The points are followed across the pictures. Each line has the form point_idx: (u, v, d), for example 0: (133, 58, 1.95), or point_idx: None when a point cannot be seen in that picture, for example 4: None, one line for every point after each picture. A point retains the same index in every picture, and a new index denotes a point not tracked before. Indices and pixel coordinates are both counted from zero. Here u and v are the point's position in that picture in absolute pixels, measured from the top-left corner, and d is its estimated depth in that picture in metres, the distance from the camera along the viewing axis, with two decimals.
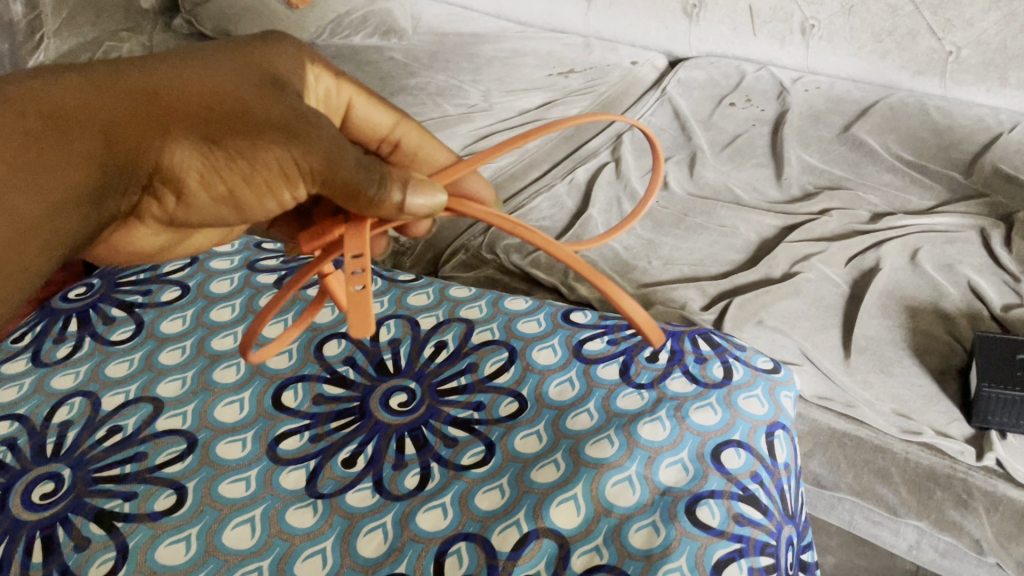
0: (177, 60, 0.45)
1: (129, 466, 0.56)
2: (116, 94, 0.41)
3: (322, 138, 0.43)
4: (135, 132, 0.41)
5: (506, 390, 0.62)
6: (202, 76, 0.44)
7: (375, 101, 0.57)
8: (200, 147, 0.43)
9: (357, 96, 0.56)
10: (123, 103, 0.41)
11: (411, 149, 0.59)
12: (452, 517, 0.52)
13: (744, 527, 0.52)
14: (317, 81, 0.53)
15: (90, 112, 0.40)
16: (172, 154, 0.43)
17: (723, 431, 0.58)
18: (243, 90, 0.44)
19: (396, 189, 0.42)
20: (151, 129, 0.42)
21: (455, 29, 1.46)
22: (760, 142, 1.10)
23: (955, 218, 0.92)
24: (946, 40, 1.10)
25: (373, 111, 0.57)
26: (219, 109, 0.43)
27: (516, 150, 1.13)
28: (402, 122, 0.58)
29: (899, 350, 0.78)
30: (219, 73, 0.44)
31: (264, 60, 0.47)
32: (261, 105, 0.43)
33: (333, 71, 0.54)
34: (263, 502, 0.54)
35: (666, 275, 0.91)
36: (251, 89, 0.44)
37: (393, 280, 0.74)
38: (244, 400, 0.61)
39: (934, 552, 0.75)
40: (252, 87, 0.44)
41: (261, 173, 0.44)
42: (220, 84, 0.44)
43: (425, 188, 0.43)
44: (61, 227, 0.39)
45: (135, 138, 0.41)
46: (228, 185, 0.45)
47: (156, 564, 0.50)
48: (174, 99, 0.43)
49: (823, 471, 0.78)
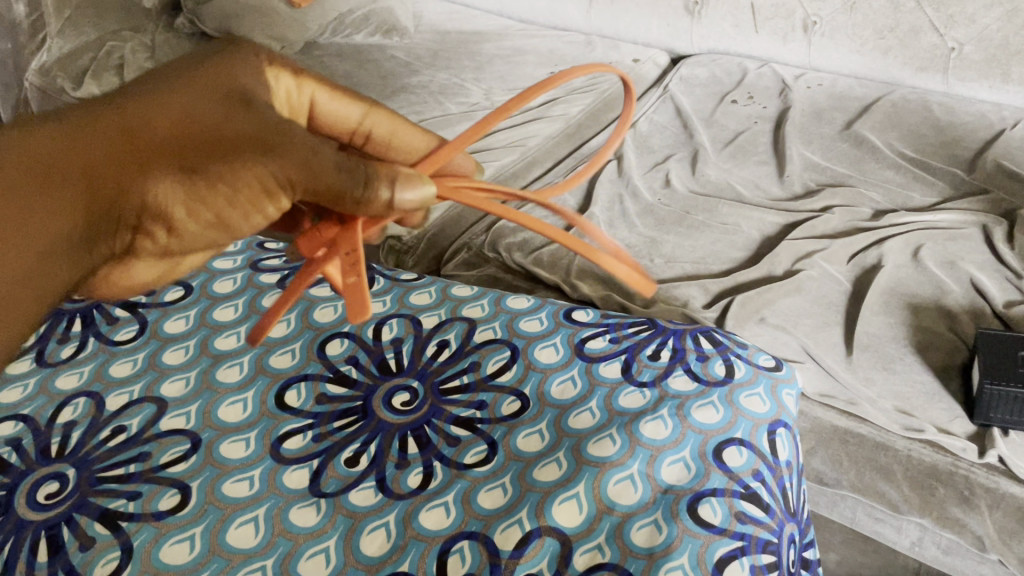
0: (145, 90, 0.43)
1: (133, 466, 0.56)
2: (90, 138, 0.40)
3: (296, 147, 0.41)
4: (112, 176, 0.40)
5: (508, 389, 0.62)
6: (173, 104, 0.42)
7: (339, 94, 0.52)
8: (180, 179, 0.41)
9: (320, 91, 0.51)
10: (99, 146, 0.40)
11: (383, 140, 0.54)
12: (455, 516, 0.53)
13: (747, 525, 0.52)
14: (279, 79, 0.49)
15: (66, 160, 0.40)
16: (154, 191, 0.41)
17: (725, 429, 0.58)
18: (214, 112, 0.42)
19: (383, 185, 0.41)
20: (128, 169, 0.41)
21: (457, 27, 1.46)
22: (761, 139, 1.10)
23: (957, 215, 0.92)
24: (948, 36, 1.10)
25: (338, 105, 0.53)
26: (194, 136, 0.41)
27: (518, 148, 1.13)
28: (370, 112, 0.53)
29: (901, 348, 0.78)
30: (189, 98, 0.43)
31: (231, 75, 0.45)
32: (233, 126, 0.42)
33: (292, 68, 0.50)
34: (267, 501, 0.54)
35: (668, 273, 0.91)
36: (223, 109, 0.43)
37: (395, 279, 0.75)
38: (247, 400, 0.62)
39: (937, 549, 0.75)
40: (222, 107, 0.43)
41: (243, 193, 0.42)
42: (190, 109, 0.42)
43: (413, 180, 0.42)
44: (50, 278, 0.39)
45: (113, 179, 0.40)
46: (214, 213, 0.43)
47: (160, 563, 0.51)
48: (147, 134, 0.41)
49: (825, 468, 0.78)
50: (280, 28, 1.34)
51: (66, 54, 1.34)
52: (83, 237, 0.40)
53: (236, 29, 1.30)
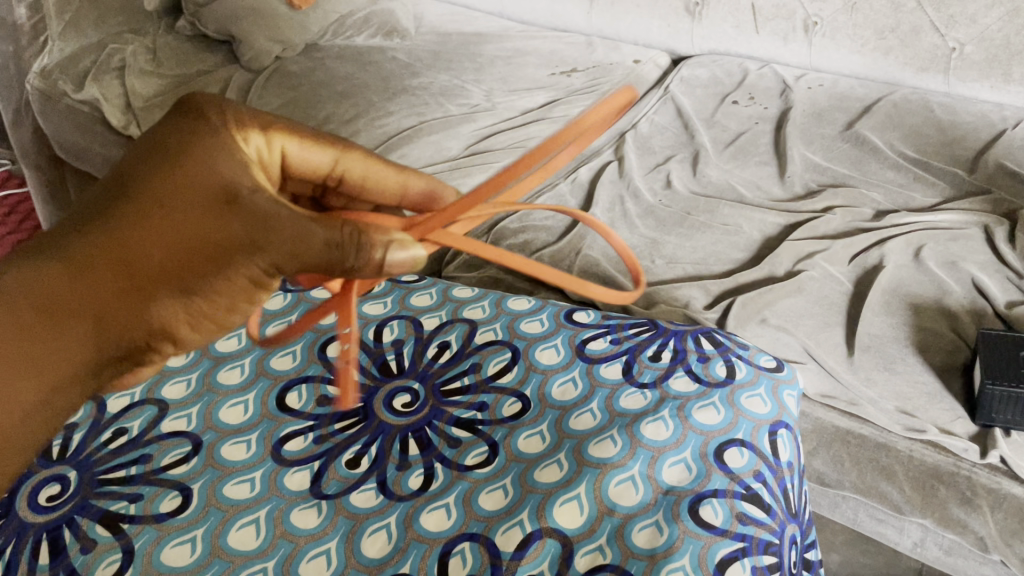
0: (127, 198, 0.41)
1: (134, 468, 0.57)
2: (88, 277, 0.41)
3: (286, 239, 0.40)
4: (116, 309, 0.41)
5: (509, 391, 0.62)
6: (158, 220, 0.41)
7: (310, 142, 0.48)
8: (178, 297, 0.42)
9: (290, 142, 0.48)
10: (96, 282, 0.41)
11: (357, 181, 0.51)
12: (456, 517, 0.53)
13: (747, 526, 0.52)
14: (250, 142, 0.45)
15: (67, 304, 0.40)
16: (158, 316, 0.42)
17: (726, 430, 0.58)
18: (197, 221, 0.41)
19: (377, 248, 0.40)
20: (127, 301, 0.41)
21: (458, 29, 1.47)
22: (762, 140, 1.10)
23: (958, 215, 0.92)
24: (949, 36, 1.09)
25: (311, 154, 0.49)
26: (186, 256, 0.41)
27: (519, 149, 1.12)
28: (344, 154, 0.50)
29: (902, 348, 0.78)
30: (174, 206, 0.41)
31: (204, 157, 0.42)
32: (217, 233, 0.41)
33: (261, 126, 0.46)
34: (267, 503, 0.54)
35: (670, 274, 0.91)
36: (204, 214, 0.41)
37: (396, 280, 0.75)
38: (248, 402, 0.62)
39: (939, 550, 0.76)
40: (204, 210, 0.41)
41: (237, 294, 0.43)
42: (176, 222, 0.41)
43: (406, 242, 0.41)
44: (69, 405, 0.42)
45: (114, 314, 0.41)
46: (218, 318, 0.44)
47: (162, 565, 0.51)
48: (138, 260, 0.41)
49: (827, 469, 0.78)
50: (281, 28, 1.33)
51: (68, 57, 1.32)
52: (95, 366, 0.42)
53: (236, 35, 1.32)
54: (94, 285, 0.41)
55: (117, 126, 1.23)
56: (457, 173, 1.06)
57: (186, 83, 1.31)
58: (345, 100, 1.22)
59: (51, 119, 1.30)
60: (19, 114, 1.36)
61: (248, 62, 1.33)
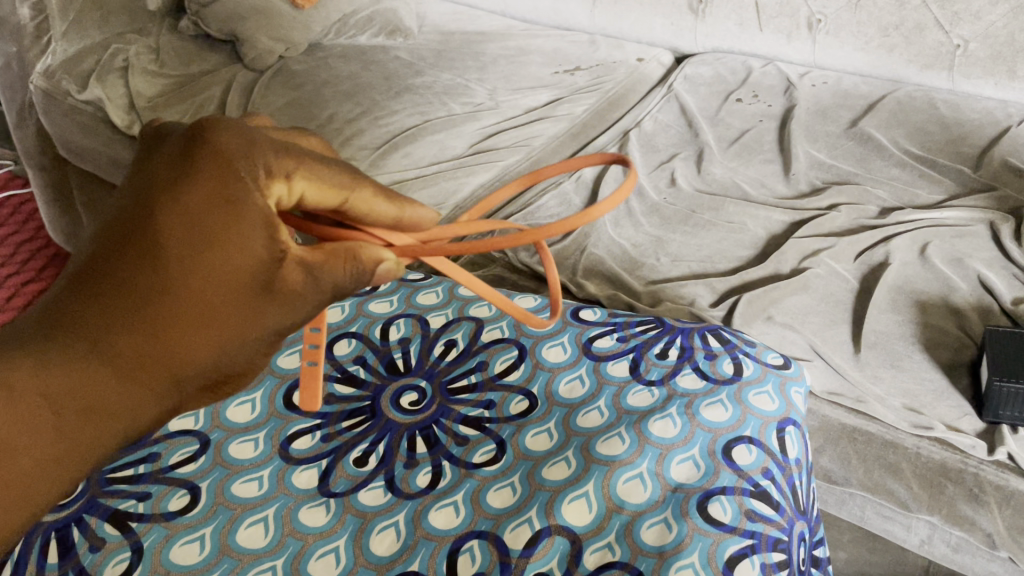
0: (154, 287, 0.36)
1: (142, 467, 0.57)
2: (120, 373, 0.37)
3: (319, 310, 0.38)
4: (141, 401, 0.38)
5: (517, 388, 0.62)
6: (196, 310, 0.37)
7: (324, 173, 0.37)
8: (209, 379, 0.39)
9: (306, 183, 0.37)
10: (128, 378, 0.37)
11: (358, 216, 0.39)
12: (464, 515, 0.53)
13: (756, 523, 0.52)
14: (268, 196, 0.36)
15: (96, 400, 0.37)
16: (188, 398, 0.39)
17: (735, 427, 0.58)
18: (237, 310, 0.37)
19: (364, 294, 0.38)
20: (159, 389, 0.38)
21: (460, 28, 1.47)
22: (767, 137, 1.10)
23: (964, 212, 0.92)
24: (953, 33, 1.10)
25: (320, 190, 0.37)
26: (226, 345, 0.38)
27: (523, 148, 1.12)
28: (354, 191, 0.38)
29: (909, 345, 0.78)
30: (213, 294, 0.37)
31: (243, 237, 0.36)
32: (260, 320, 0.38)
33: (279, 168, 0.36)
34: (276, 501, 0.54)
35: (675, 271, 0.90)
36: (243, 303, 0.37)
37: (402, 279, 0.75)
38: (255, 400, 0.62)
39: (946, 547, 0.75)
40: (245, 301, 0.37)
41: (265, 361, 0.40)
42: (215, 311, 0.37)
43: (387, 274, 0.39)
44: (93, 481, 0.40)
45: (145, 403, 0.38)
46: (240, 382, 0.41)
47: (171, 564, 0.51)
48: (176, 354, 0.37)
49: (834, 466, 0.78)
50: (284, 29, 1.32)
51: (71, 56, 1.32)
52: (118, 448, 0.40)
53: (240, 35, 1.30)
54: (119, 383, 0.37)
55: (121, 126, 1.23)
56: (461, 172, 1.07)
57: (189, 83, 1.31)
58: (349, 99, 1.21)
59: (55, 119, 1.29)
60: (21, 114, 1.35)
61: (252, 62, 1.31)
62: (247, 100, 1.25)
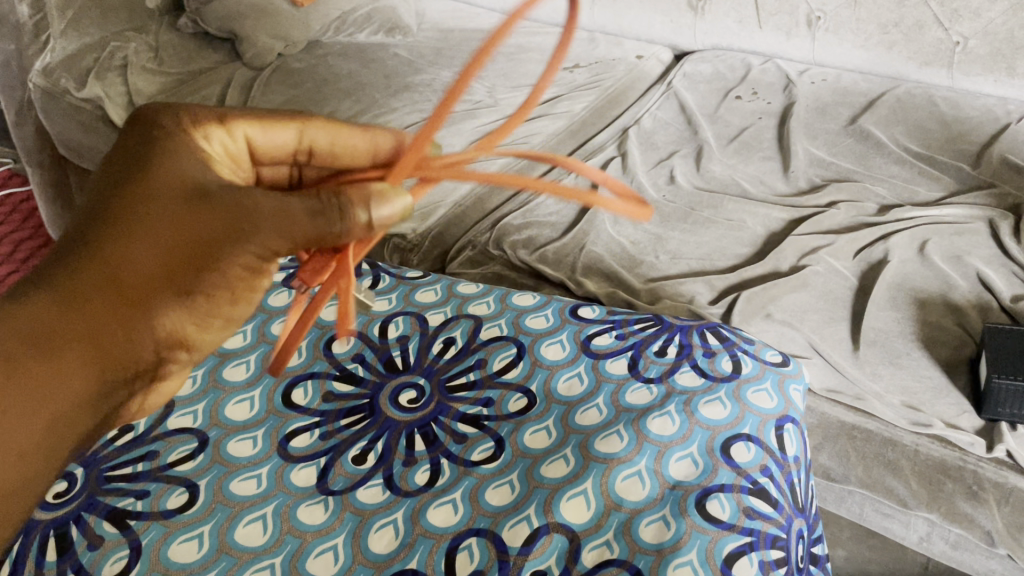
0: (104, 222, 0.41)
1: (141, 465, 0.57)
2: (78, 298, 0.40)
3: (268, 216, 0.38)
4: (103, 322, 0.41)
5: (515, 386, 0.62)
6: (144, 230, 0.40)
7: (269, 121, 0.46)
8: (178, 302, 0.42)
9: (251, 129, 0.45)
10: (87, 302, 0.40)
11: (326, 153, 0.47)
12: (463, 513, 0.53)
13: (755, 520, 0.52)
14: (208, 138, 0.44)
15: (58, 325, 0.40)
16: (163, 322, 0.42)
17: (733, 424, 0.58)
18: (176, 223, 0.40)
19: (359, 209, 0.37)
20: (121, 314, 0.41)
21: (460, 25, 1.46)
22: (766, 135, 1.10)
23: (964, 209, 0.92)
24: (953, 30, 1.09)
25: (273, 135, 0.46)
26: (177, 256, 0.40)
27: (522, 146, 1.12)
28: (305, 124, 0.46)
29: (908, 343, 0.78)
30: (150, 214, 0.40)
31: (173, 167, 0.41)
32: (197, 228, 0.40)
33: (218, 118, 0.45)
34: (275, 499, 0.54)
35: (674, 269, 0.90)
36: (178, 214, 0.40)
37: (400, 277, 0.74)
38: (254, 398, 0.62)
39: (945, 544, 0.74)
40: (181, 211, 0.40)
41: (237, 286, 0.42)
42: (156, 227, 0.40)
43: (388, 194, 0.38)
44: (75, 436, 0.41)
45: (110, 330, 0.41)
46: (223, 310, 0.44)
47: (169, 562, 0.51)
48: (130, 269, 0.41)
49: (833, 463, 0.77)
50: (283, 25, 1.33)
51: (70, 55, 1.33)
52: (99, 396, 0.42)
53: (239, 32, 1.31)
54: (81, 306, 0.40)
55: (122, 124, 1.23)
56: None
57: (188, 81, 1.32)
58: (349, 97, 1.22)
59: (54, 118, 1.29)
60: (20, 112, 1.30)
61: (251, 60, 1.31)
62: (247, 98, 1.25)
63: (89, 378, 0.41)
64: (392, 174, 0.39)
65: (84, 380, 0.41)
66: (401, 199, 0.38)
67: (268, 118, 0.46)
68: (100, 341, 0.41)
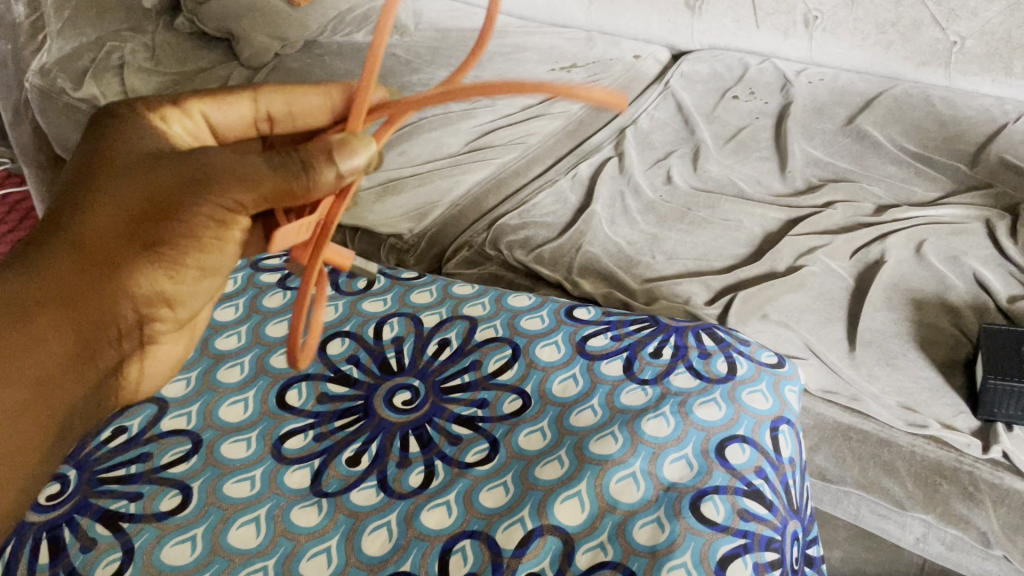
0: (71, 199, 0.44)
1: (134, 467, 0.56)
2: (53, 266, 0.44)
3: (220, 169, 0.42)
4: (80, 280, 0.44)
5: (510, 387, 0.62)
6: (104, 194, 0.44)
7: (221, 96, 0.48)
8: (147, 257, 0.44)
9: (206, 105, 0.48)
10: (62, 268, 0.44)
11: (286, 117, 0.49)
12: (457, 515, 0.53)
13: (749, 522, 0.52)
14: (167, 121, 0.47)
15: (39, 292, 0.43)
16: (135, 279, 0.44)
17: (728, 425, 0.58)
18: (133, 183, 0.43)
19: (324, 166, 0.39)
20: (97, 273, 0.44)
21: (457, 25, 1.46)
22: (763, 135, 1.10)
23: (961, 209, 0.92)
24: (950, 30, 1.09)
25: (229, 111, 0.49)
26: (139, 210, 0.43)
27: (519, 146, 1.11)
28: (259, 92, 0.49)
29: (904, 343, 0.78)
30: (110, 185, 0.44)
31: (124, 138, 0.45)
32: (153, 183, 0.43)
33: (172, 101, 0.47)
34: (268, 501, 0.54)
35: (670, 270, 0.90)
36: (138, 176, 0.43)
37: (396, 277, 0.74)
38: (248, 399, 0.61)
39: (941, 545, 0.74)
40: (138, 172, 0.43)
41: (203, 235, 0.44)
42: (114, 193, 0.44)
43: (352, 144, 0.39)
44: (62, 398, 0.43)
45: (86, 291, 0.44)
46: (195, 262, 0.45)
47: (162, 564, 0.50)
48: (92, 232, 0.44)
49: (829, 465, 0.77)
50: (279, 25, 1.32)
51: (67, 55, 1.32)
52: (81, 354, 0.44)
53: (235, 33, 1.31)
54: (62, 271, 0.44)
55: None
56: (457, 170, 1.06)
57: (185, 82, 1.30)
58: None
59: (51, 118, 1.30)
60: (18, 112, 1.36)
61: (248, 59, 1.32)
62: None
63: (68, 341, 0.43)
64: (352, 125, 0.40)
65: (63, 342, 0.43)
66: (366, 147, 0.39)
67: (219, 94, 0.48)
68: (75, 301, 0.44)
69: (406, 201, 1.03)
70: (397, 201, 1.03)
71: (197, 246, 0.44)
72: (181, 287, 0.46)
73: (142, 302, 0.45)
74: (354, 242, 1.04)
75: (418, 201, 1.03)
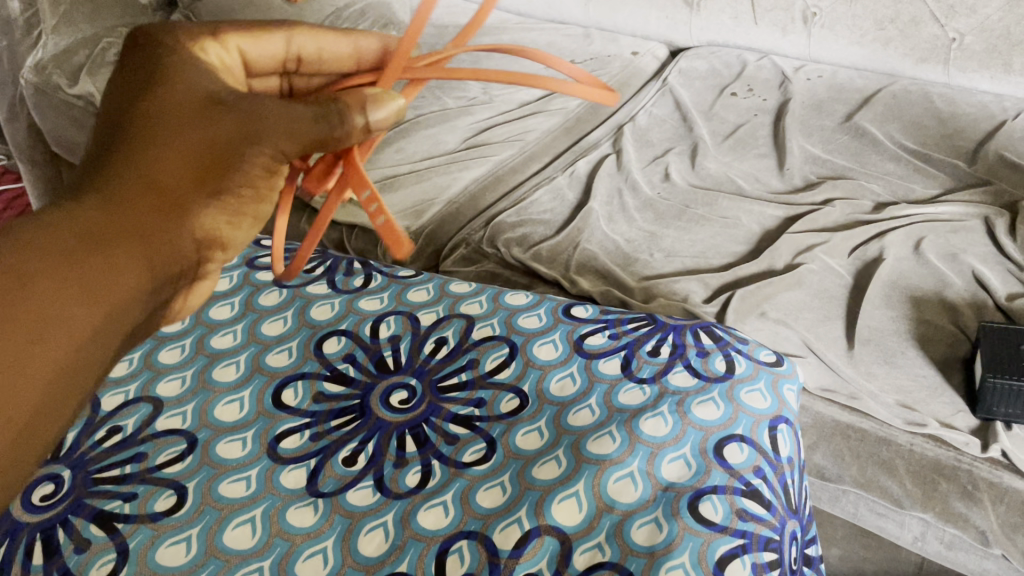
0: (134, 133, 0.44)
1: (129, 467, 0.56)
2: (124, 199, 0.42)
3: (277, 120, 0.44)
4: (154, 213, 0.43)
5: (507, 386, 0.62)
6: (177, 130, 0.44)
7: (260, 34, 0.51)
8: (214, 201, 0.45)
9: (244, 41, 0.50)
10: (133, 201, 0.42)
11: (314, 57, 0.53)
12: (453, 515, 0.52)
13: (748, 522, 0.52)
14: (206, 51, 0.48)
15: (111, 222, 0.41)
16: (201, 221, 0.45)
17: (726, 425, 0.58)
18: (201, 121, 0.44)
19: (358, 114, 0.44)
20: (172, 207, 0.44)
21: (454, 21, 1.45)
22: (762, 132, 1.10)
23: (959, 207, 0.92)
24: (949, 26, 1.09)
25: (262, 47, 0.51)
26: (212, 151, 0.44)
27: (516, 142, 1.11)
28: (293, 34, 0.52)
29: (903, 341, 0.78)
30: (182, 124, 0.44)
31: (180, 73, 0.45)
32: (216, 128, 0.44)
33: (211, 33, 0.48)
34: (263, 502, 0.54)
35: (668, 268, 0.90)
36: (209, 114, 0.44)
37: (393, 276, 0.74)
38: (244, 399, 0.61)
39: (939, 544, 0.74)
40: (207, 110, 0.45)
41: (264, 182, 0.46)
42: (186, 132, 0.44)
43: (383, 99, 0.45)
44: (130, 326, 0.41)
45: (159, 221, 0.43)
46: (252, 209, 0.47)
47: (157, 565, 0.50)
48: (165, 172, 0.43)
49: (827, 463, 0.77)
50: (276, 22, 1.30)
51: (61, 50, 1.30)
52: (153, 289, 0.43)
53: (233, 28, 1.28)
54: (133, 202, 0.42)
55: None
56: (454, 166, 1.06)
57: None
58: None
59: (47, 115, 1.30)
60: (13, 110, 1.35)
61: None
62: None
63: (142, 275, 0.42)
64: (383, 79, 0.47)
65: (139, 276, 0.41)
66: (394, 102, 0.45)
67: (256, 31, 0.51)
68: (145, 233, 0.42)
69: (403, 198, 1.03)
70: (394, 198, 1.03)
71: (255, 194, 0.46)
72: (234, 233, 0.47)
73: (203, 243, 0.45)
74: (350, 241, 1.02)
75: (416, 198, 1.03)
